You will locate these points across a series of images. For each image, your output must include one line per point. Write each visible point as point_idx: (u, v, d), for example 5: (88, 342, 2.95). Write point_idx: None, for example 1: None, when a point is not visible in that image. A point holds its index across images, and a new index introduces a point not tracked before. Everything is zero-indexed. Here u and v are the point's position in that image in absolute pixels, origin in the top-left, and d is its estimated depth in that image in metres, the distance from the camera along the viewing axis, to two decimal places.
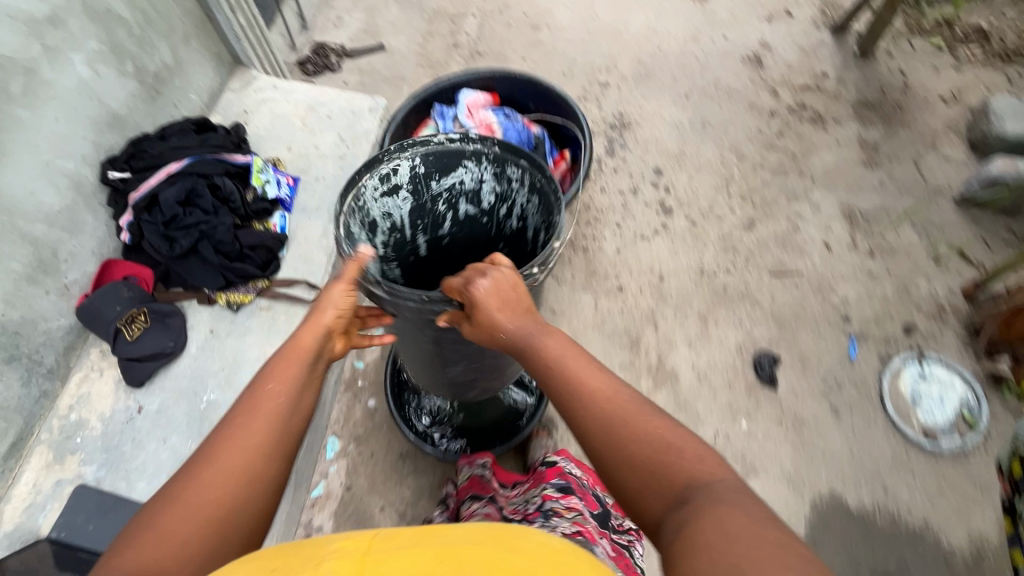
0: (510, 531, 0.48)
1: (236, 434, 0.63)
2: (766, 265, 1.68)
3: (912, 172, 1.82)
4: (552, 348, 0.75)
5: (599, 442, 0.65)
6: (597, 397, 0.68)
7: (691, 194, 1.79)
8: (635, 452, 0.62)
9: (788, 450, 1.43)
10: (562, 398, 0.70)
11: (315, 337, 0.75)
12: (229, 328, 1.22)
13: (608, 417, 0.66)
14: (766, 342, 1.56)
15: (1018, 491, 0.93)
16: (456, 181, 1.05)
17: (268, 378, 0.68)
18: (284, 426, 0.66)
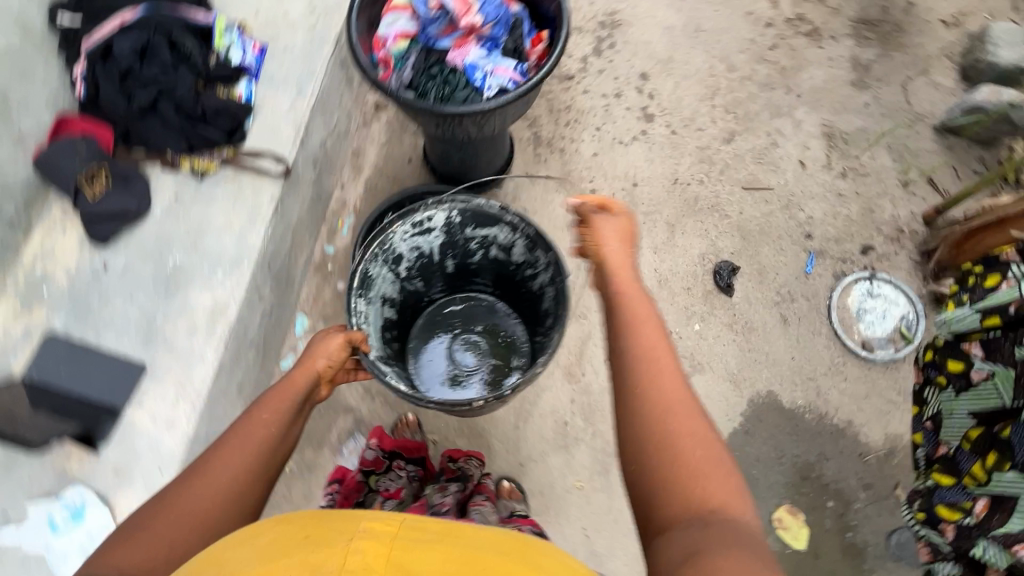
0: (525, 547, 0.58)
1: (228, 455, 0.75)
2: (739, 179, 1.70)
3: (899, 97, 1.80)
4: (638, 322, 0.81)
5: (647, 421, 0.71)
6: (663, 385, 0.73)
7: (675, 102, 1.76)
8: (680, 450, 0.68)
9: (733, 352, 1.52)
10: (631, 365, 0.76)
11: (303, 374, 0.87)
12: (194, 195, 1.21)
13: (666, 408, 0.71)
14: (729, 252, 1.61)
15: (929, 382, 1.02)
16: (488, 234, 1.22)
17: (263, 408, 0.81)
18: (269, 453, 0.78)
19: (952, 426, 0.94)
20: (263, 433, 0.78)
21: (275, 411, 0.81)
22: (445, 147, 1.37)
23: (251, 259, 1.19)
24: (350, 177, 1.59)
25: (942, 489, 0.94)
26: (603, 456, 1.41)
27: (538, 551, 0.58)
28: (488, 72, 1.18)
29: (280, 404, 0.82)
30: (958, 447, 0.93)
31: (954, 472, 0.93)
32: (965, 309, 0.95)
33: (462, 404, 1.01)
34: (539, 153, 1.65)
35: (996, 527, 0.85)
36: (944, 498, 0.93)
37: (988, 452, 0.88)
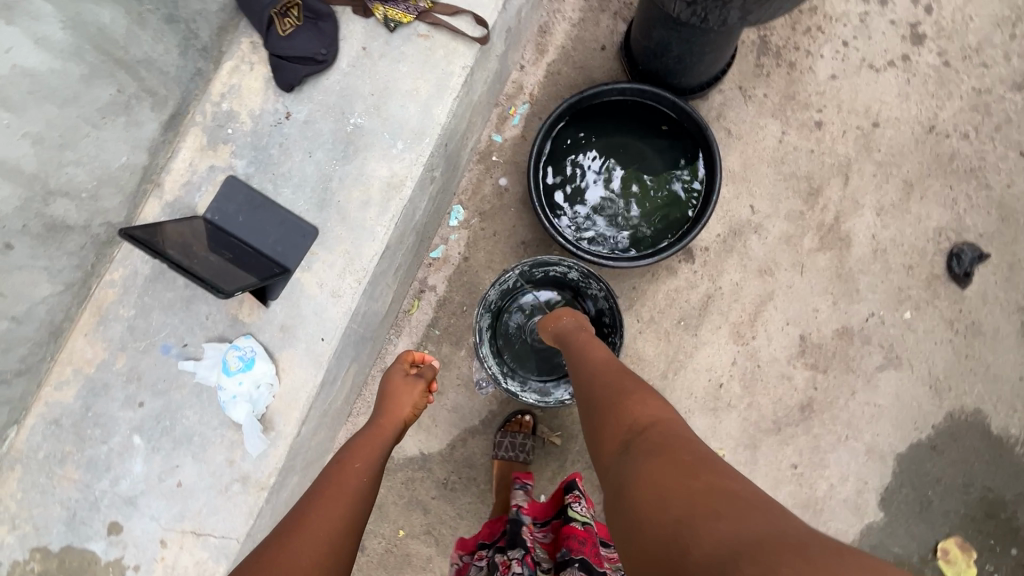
0: None
1: (325, 497, 0.74)
2: (1019, 141, 1.30)
3: None
4: (587, 347, 0.93)
5: (591, 412, 0.77)
6: (602, 376, 0.82)
7: (961, 22, 1.33)
8: (616, 412, 0.72)
9: (945, 355, 1.25)
10: (575, 380, 0.87)
11: (397, 398, 1.00)
12: (383, 50, 1.07)
13: (605, 388, 0.79)
14: (976, 234, 1.28)
15: None
16: (554, 271, 1.23)
17: (348, 457, 0.82)
18: (360, 488, 0.77)
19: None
20: (355, 480, 0.78)
21: (364, 459, 0.82)
22: (667, 34, 1.13)
23: (433, 135, 1.06)
24: (532, 58, 1.38)
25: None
26: (754, 432, 1.26)
27: None
28: None
29: (366, 452, 0.85)
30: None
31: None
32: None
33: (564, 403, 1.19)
34: (762, 64, 1.33)
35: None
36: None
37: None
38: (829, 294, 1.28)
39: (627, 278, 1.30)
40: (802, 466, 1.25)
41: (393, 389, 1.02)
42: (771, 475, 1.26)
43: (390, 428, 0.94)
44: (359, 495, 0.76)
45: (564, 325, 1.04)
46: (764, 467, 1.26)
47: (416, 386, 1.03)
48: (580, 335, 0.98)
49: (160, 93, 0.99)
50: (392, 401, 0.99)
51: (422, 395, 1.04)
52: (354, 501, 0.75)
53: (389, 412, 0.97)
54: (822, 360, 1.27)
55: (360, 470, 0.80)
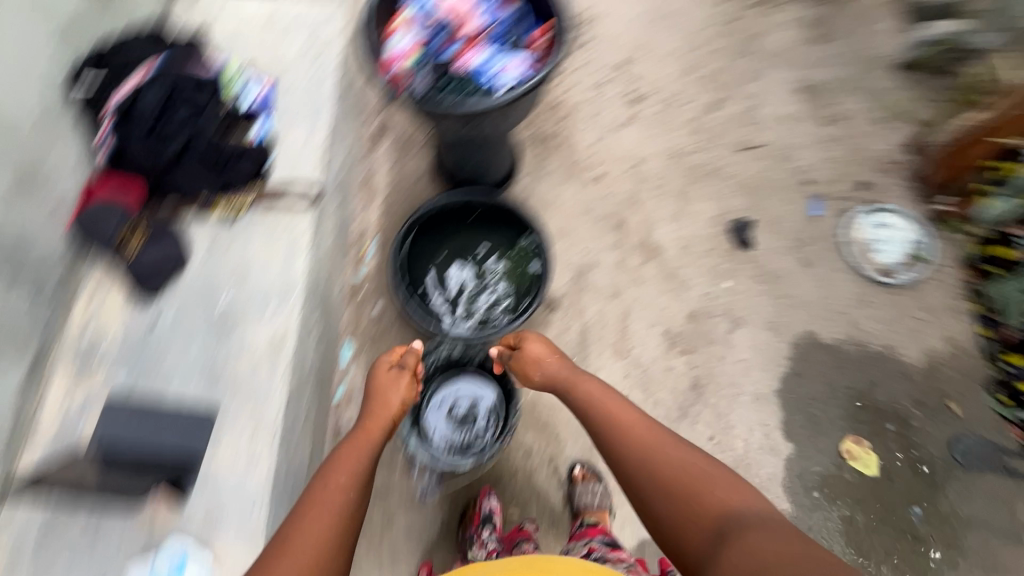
0: (543, 560, 0.83)
1: (311, 518, 0.81)
2: (732, 141, 1.78)
3: (858, 45, 1.90)
4: (610, 402, 1.02)
5: (657, 489, 0.87)
6: (659, 449, 0.91)
7: (657, 82, 1.84)
8: (694, 496, 0.83)
9: (766, 301, 1.57)
10: (621, 442, 0.94)
11: (386, 397, 1.02)
12: (231, 235, 1.22)
13: (674, 467, 0.88)
14: (740, 211, 1.68)
15: (990, 281, 1.53)
16: (442, 352, 1.37)
17: (332, 475, 0.87)
18: (352, 506, 0.84)
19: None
20: (338, 499, 0.83)
21: (346, 474, 0.86)
22: (460, 152, 1.44)
23: (300, 286, 1.19)
24: (366, 201, 1.61)
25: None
26: (669, 424, 1.44)
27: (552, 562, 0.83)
28: (499, 71, 1.21)
29: (350, 464, 0.89)
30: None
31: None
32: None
33: (497, 448, 1.28)
34: (543, 149, 1.71)
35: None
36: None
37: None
38: (668, 292, 1.56)
39: None
40: (716, 435, 1.44)
41: (381, 383, 1.04)
42: None
43: (375, 431, 0.97)
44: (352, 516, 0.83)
45: (556, 366, 1.10)
46: None
47: (403, 377, 1.05)
48: (602, 390, 1.04)
49: (19, 344, 1.02)
50: (379, 402, 1.02)
51: (412, 384, 1.06)
52: (341, 521, 0.81)
53: (376, 413, 1.00)
54: (689, 342, 1.51)
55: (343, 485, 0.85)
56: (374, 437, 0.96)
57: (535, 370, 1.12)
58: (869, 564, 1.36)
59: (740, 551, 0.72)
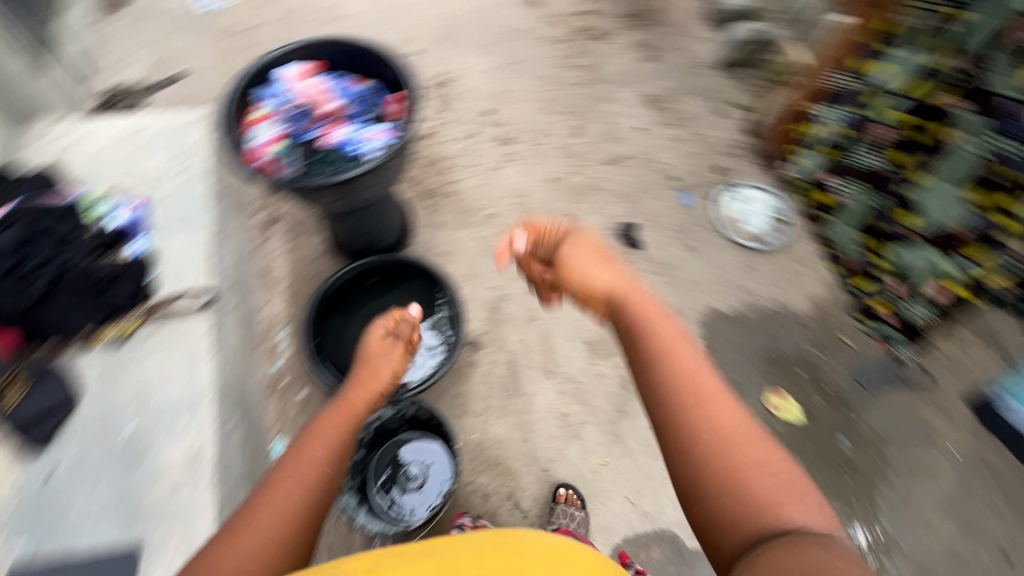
0: (509, 536, 0.76)
1: (283, 485, 0.81)
2: (601, 158, 1.95)
3: (683, 56, 2.18)
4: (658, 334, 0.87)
5: (701, 461, 0.72)
6: (728, 423, 0.74)
7: (522, 121, 2.01)
8: (754, 485, 0.68)
9: (666, 291, 1.71)
10: (672, 386, 0.80)
11: (375, 368, 1.08)
12: (123, 360, 1.17)
13: (738, 446, 0.72)
14: (623, 217, 1.83)
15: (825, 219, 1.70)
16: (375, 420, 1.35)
17: (310, 442, 0.89)
18: (328, 475, 0.85)
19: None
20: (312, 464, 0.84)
21: (324, 444, 0.89)
22: (349, 223, 1.48)
23: (206, 395, 1.15)
24: (268, 292, 1.57)
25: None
26: (610, 426, 1.51)
27: (519, 539, 0.76)
28: (363, 139, 1.29)
29: (331, 429, 0.92)
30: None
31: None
32: (844, 182, 1.58)
33: (445, 495, 1.32)
34: (433, 204, 1.81)
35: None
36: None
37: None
38: (579, 305, 1.67)
39: (448, 391, 1.54)
40: None
41: (376, 350, 1.11)
42: (644, 447, 1.49)
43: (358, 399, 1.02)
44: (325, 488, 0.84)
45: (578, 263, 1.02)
46: (635, 446, 1.49)
47: (397, 347, 1.13)
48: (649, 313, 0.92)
49: None
50: (365, 372, 1.07)
51: (402, 356, 1.13)
52: (309, 489, 0.81)
53: (361, 384, 1.05)
54: (610, 345, 1.60)
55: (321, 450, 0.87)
56: (358, 407, 1.00)
57: (571, 271, 1.02)
58: None
59: (780, 552, 0.59)
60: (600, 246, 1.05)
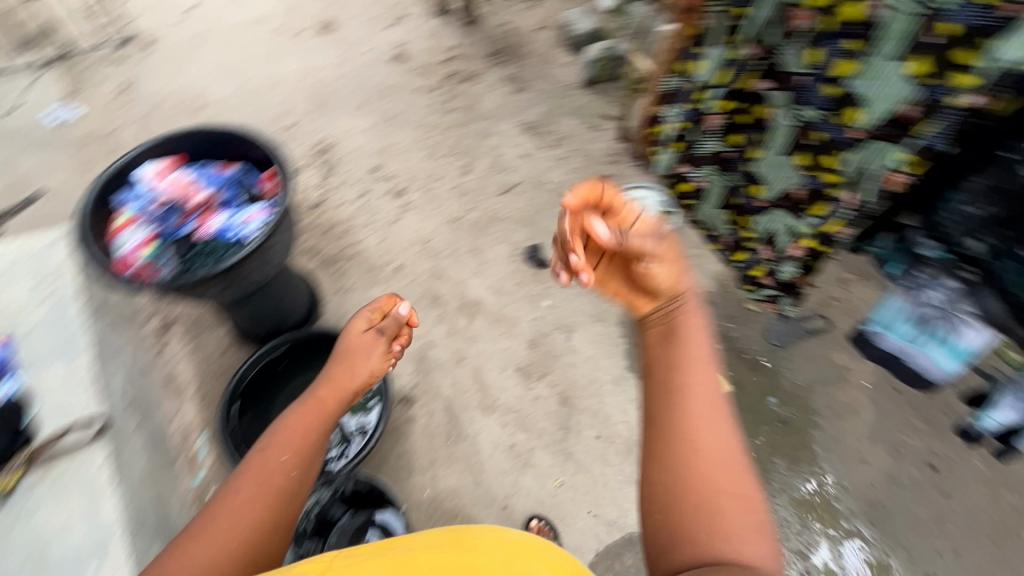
0: (462, 530, 0.75)
1: (246, 494, 0.87)
2: (494, 190, 2.02)
3: (549, 82, 2.33)
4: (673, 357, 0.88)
5: (681, 476, 0.76)
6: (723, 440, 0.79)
7: (411, 171, 2.05)
8: (720, 513, 0.72)
9: (585, 300, 1.76)
10: (675, 414, 0.81)
11: (353, 365, 1.09)
12: (9, 522, 1.17)
13: (723, 463, 0.77)
14: (527, 240, 1.89)
15: (695, 201, 1.28)
16: (312, 506, 1.31)
17: (278, 449, 0.93)
18: (293, 482, 0.91)
19: (808, 111, 0.93)
20: (278, 475, 0.90)
21: (292, 450, 0.94)
22: (248, 308, 1.42)
23: (110, 530, 1.17)
24: (176, 400, 1.47)
25: (932, 77, 0.76)
26: (558, 445, 1.52)
27: (472, 534, 0.74)
28: (242, 223, 1.26)
29: (297, 433, 0.97)
30: (774, 42, 0.91)
31: (818, 31, 0.84)
32: (694, 168, 1.21)
33: None
34: (337, 269, 1.80)
35: (883, 126, 0.84)
36: (970, 26, 0.70)
37: (840, 63, 0.84)
38: (503, 335, 1.69)
39: (391, 453, 1.52)
40: (602, 432, 1.54)
41: (354, 346, 1.11)
42: (595, 457, 1.51)
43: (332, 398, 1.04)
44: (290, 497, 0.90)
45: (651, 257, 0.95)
46: (585, 458, 1.51)
47: (378, 344, 1.12)
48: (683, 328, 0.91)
49: None
50: (342, 367, 1.09)
51: (383, 355, 1.12)
52: (274, 500, 0.88)
53: (337, 379, 1.07)
54: (540, 367, 1.64)
55: (288, 459, 0.92)
56: (331, 406, 1.03)
57: (650, 267, 0.93)
58: (768, 465, 1.54)
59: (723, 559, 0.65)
60: (676, 250, 0.97)
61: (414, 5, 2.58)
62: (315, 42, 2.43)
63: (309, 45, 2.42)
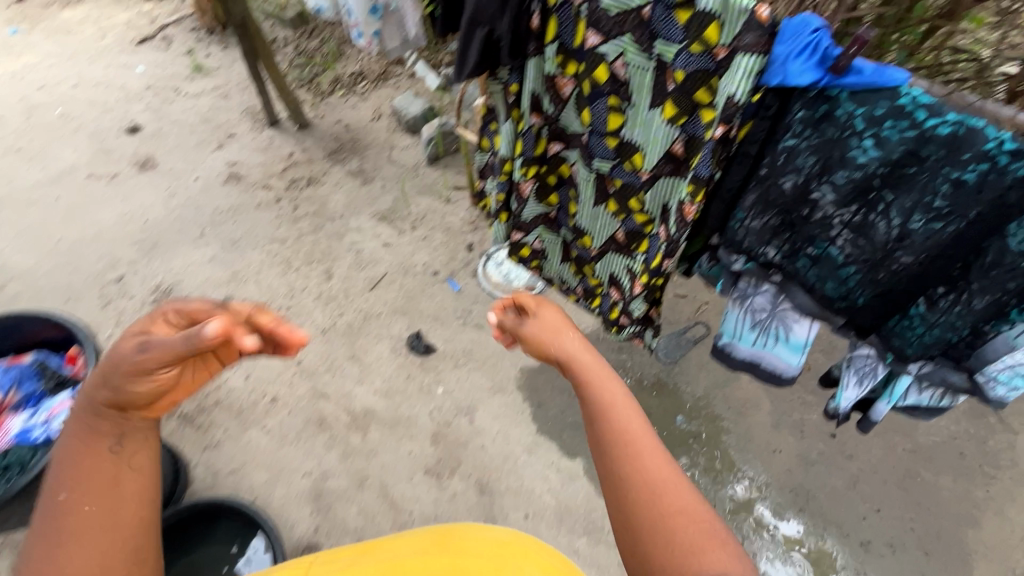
0: (449, 533, 0.80)
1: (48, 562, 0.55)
2: (361, 287, 1.93)
3: (395, 168, 2.34)
4: (597, 391, 0.70)
5: (630, 464, 0.62)
6: (650, 459, 0.62)
7: (268, 293, 1.92)
8: (670, 525, 0.56)
9: (479, 375, 1.70)
10: (601, 430, 0.66)
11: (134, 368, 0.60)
12: None
13: (658, 483, 0.60)
14: (407, 330, 1.81)
15: (541, 262, 1.31)
16: None
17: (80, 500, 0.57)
18: (116, 531, 0.57)
19: (599, 163, 1.00)
20: (90, 527, 0.56)
21: (102, 495, 0.58)
22: None
23: None
24: None
25: (683, 116, 0.83)
26: None
27: (456, 534, 0.79)
28: (46, 417, 1.08)
29: (95, 480, 0.58)
30: (552, 110, 0.99)
31: (582, 96, 0.93)
32: (527, 234, 1.23)
33: None
34: (202, 421, 1.59)
35: (660, 165, 0.91)
36: (691, 71, 0.78)
37: (609, 118, 0.92)
38: (403, 439, 1.57)
39: None
40: (529, 509, 1.46)
41: (116, 364, 0.61)
42: None
43: (132, 410, 0.62)
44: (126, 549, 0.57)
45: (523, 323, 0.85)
46: None
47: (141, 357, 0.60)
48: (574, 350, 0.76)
49: None
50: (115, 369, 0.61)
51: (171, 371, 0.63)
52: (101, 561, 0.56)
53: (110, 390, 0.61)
54: (450, 461, 1.54)
55: (94, 510, 0.57)
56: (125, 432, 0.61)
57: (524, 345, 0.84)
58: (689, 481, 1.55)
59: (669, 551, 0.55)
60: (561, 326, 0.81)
61: (240, 122, 2.51)
62: (135, 181, 2.27)
63: (129, 186, 2.25)
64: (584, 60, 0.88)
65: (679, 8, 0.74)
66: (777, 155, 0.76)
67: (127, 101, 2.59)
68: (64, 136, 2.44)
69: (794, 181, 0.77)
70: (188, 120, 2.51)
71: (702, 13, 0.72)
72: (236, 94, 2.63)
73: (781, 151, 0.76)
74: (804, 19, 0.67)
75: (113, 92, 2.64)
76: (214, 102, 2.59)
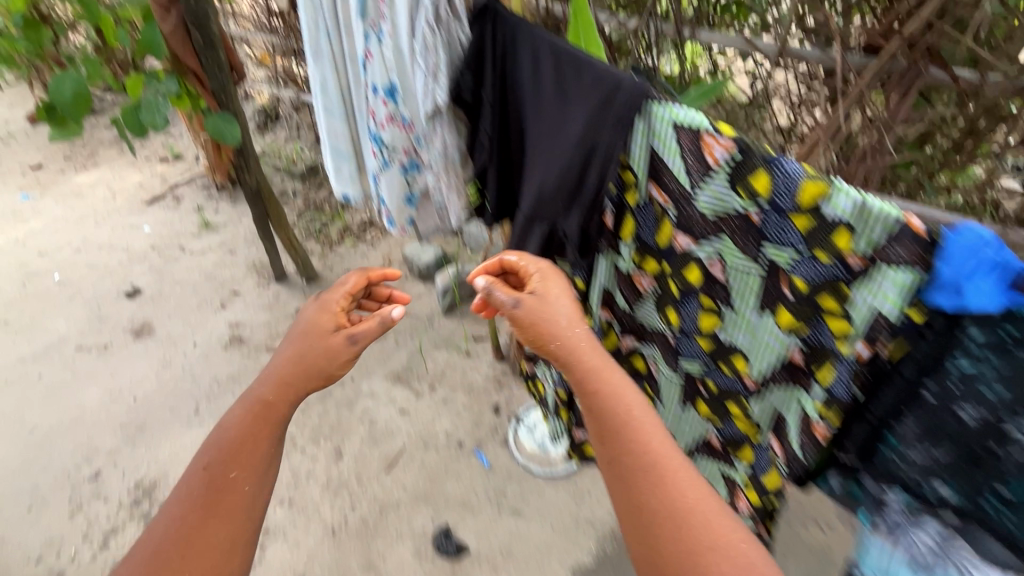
0: None
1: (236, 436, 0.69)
2: (376, 467, 1.68)
3: (409, 320, 2.18)
4: (611, 394, 0.67)
5: (638, 458, 0.62)
6: (656, 450, 0.62)
7: None
8: (685, 518, 0.58)
9: None
10: (605, 421, 0.65)
11: (309, 357, 0.77)
12: None
13: (668, 471, 0.61)
14: (432, 522, 1.54)
15: None
16: None
17: (226, 464, 0.66)
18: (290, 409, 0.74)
19: (688, 363, 0.87)
20: (261, 410, 0.71)
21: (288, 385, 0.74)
22: None
23: None
24: None
25: (804, 325, 0.69)
26: None
27: None
28: None
29: (281, 373, 0.75)
30: (626, 305, 0.91)
31: (665, 294, 0.83)
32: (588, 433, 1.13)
33: None
34: None
35: (773, 373, 0.76)
36: (816, 278, 0.65)
37: (701, 319, 0.80)
38: None
39: None
40: None
41: (318, 318, 0.83)
42: None
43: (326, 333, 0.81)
44: (254, 517, 0.66)
45: (530, 315, 0.76)
46: None
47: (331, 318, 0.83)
48: (581, 346, 0.70)
49: None
50: (298, 347, 0.78)
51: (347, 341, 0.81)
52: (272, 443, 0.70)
53: (293, 360, 0.76)
54: None
55: (269, 396, 0.73)
56: (290, 394, 0.74)
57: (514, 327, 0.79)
58: None
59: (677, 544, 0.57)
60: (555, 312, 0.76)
61: (245, 278, 2.42)
62: (127, 351, 2.09)
63: (120, 358, 2.07)
64: (672, 260, 0.78)
65: (796, 214, 0.62)
66: (948, 380, 0.59)
67: (129, 263, 2.51)
68: (57, 305, 2.31)
69: (976, 413, 0.58)
70: (191, 279, 2.42)
71: (828, 220, 0.60)
72: (242, 250, 2.57)
73: (954, 375, 0.58)
74: (977, 235, 0.51)
75: (116, 254, 2.57)
76: (219, 259, 2.52)
